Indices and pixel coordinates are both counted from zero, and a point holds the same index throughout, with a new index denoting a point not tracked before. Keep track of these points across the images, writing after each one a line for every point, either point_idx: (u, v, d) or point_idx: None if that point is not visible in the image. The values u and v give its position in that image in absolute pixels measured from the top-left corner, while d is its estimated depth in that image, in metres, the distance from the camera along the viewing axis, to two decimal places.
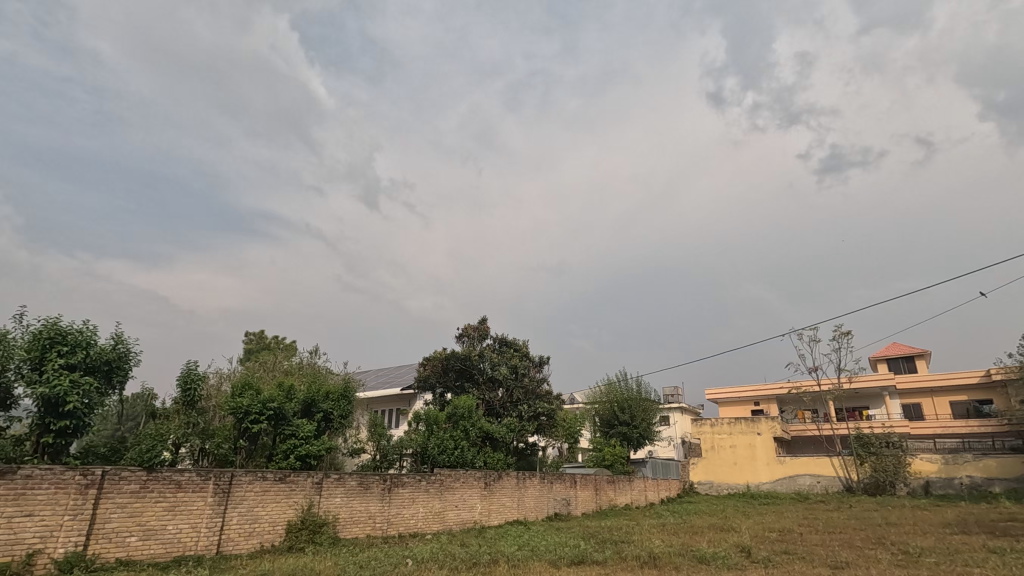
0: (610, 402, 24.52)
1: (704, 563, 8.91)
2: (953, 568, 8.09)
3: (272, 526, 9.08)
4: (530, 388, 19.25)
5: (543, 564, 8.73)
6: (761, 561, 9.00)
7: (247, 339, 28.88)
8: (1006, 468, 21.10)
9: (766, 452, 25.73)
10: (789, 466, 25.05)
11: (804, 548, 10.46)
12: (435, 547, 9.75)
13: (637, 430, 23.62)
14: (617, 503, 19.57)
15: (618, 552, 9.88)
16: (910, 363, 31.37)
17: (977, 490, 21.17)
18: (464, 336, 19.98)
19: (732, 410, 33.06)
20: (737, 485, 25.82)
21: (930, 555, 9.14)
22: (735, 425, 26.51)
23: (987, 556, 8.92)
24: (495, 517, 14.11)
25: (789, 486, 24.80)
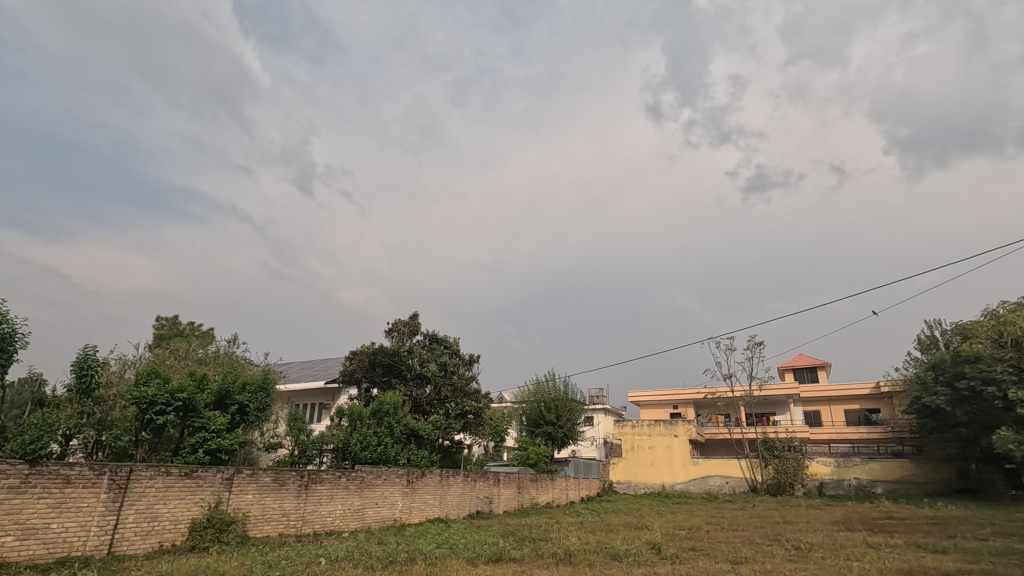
0: (537, 401, 24.87)
1: (615, 560, 9.23)
2: (837, 562, 8.82)
3: (174, 525, 8.53)
4: (458, 386, 19.19)
5: (460, 561, 8.73)
6: (669, 557, 9.47)
7: (159, 325, 26.98)
8: (888, 471, 23.35)
9: (681, 453, 26.99)
10: (701, 467, 26.44)
11: (708, 544, 11.11)
12: (350, 546, 9.51)
13: (562, 430, 24.12)
14: (539, 501, 19.91)
15: (535, 550, 10.04)
16: (813, 373, 33.92)
17: (862, 490, 23.28)
18: (394, 330, 19.64)
19: (652, 412, 34.47)
20: (653, 484, 26.97)
21: (818, 551, 9.95)
22: (655, 427, 27.61)
23: (866, 551, 9.82)
24: (416, 514, 13.96)
25: (700, 486, 26.20)
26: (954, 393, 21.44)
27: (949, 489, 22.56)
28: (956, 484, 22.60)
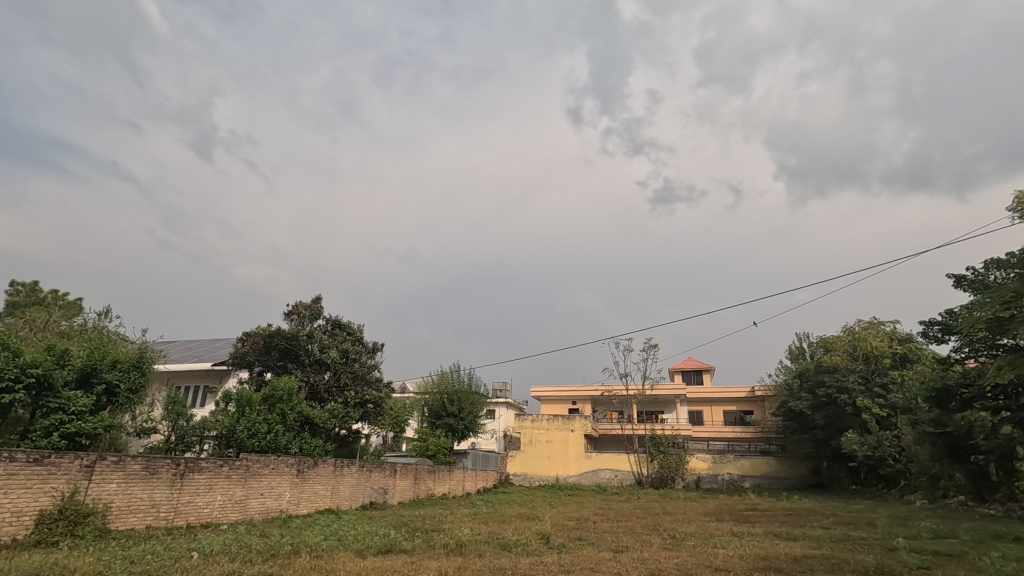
0: (440, 393, 24.74)
1: (506, 550, 9.43)
2: (705, 550, 9.60)
3: (16, 518, 7.55)
4: (359, 373, 18.59)
5: (348, 553, 8.49)
6: (556, 547, 9.85)
7: (13, 290, 23.70)
8: (755, 467, 25.78)
9: (576, 447, 28.08)
10: (594, 461, 27.69)
11: (594, 534, 11.67)
12: (228, 539, 8.91)
13: (463, 422, 24.18)
14: (435, 492, 19.82)
15: (427, 541, 9.99)
16: (699, 376, 36.65)
17: (733, 484, 25.53)
18: (293, 313, 18.65)
19: (552, 407, 35.55)
20: (547, 477, 27.84)
21: (690, 539, 10.80)
22: (553, 421, 28.51)
23: (731, 539, 10.77)
24: (304, 505, 13.39)
25: (591, 479, 27.43)
26: (814, 399, 23.81)
27: (804, 483, 25.33)
28: (810, 479, 25.44)
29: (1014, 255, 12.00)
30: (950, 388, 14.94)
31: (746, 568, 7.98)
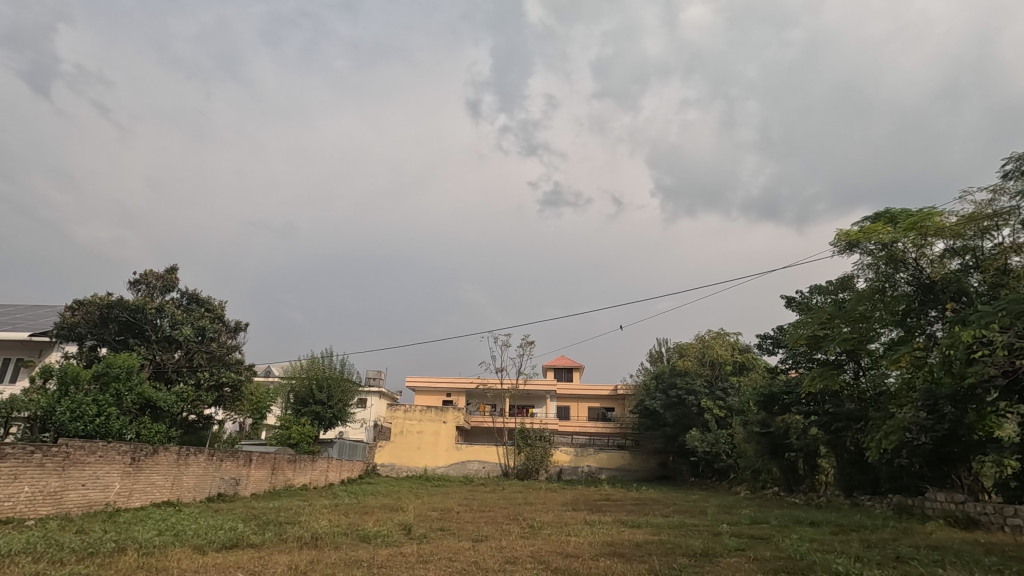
0: (308, 379, 23.48)
1: (364, 542, 9.22)
2: (558, 537, 10.17)
3: None
4: (216, 354, 17.01)
5: (185, 549, 7.77)
6: (417, 537, 9.82)
7: None
8: (612, 460, 27.76)
9: (447, 439, 28.19)
10: (463, 453, 28.00)
11: (455, 524, 11.84)
12: (34, 536, 7.71)
13: (331, 411, 23.15)
14: (294, 483, 18.75)
15: (279, 534, 9.43)
16: (569, 373, 38.58)
17: (590, 476, 27.28)
18: (141, 283, 16.60)
19: (426, 398, 35.40)
20: (416, 468, 27.64)
21: (546, 528, 11.38)
22: (426, 412, 28.34)
23: (583, 527, 11.52)
24: (137, 498, 11.95)
25: (459, 470, 27.73)
26: (667, 399, 26.17)
27: (651, 475, 27.81)
28: (657, 471, 27.98)
29: (832, 283, 14.18)
30: (775, 394, 17.37)
31: (593, 554, 8.55)
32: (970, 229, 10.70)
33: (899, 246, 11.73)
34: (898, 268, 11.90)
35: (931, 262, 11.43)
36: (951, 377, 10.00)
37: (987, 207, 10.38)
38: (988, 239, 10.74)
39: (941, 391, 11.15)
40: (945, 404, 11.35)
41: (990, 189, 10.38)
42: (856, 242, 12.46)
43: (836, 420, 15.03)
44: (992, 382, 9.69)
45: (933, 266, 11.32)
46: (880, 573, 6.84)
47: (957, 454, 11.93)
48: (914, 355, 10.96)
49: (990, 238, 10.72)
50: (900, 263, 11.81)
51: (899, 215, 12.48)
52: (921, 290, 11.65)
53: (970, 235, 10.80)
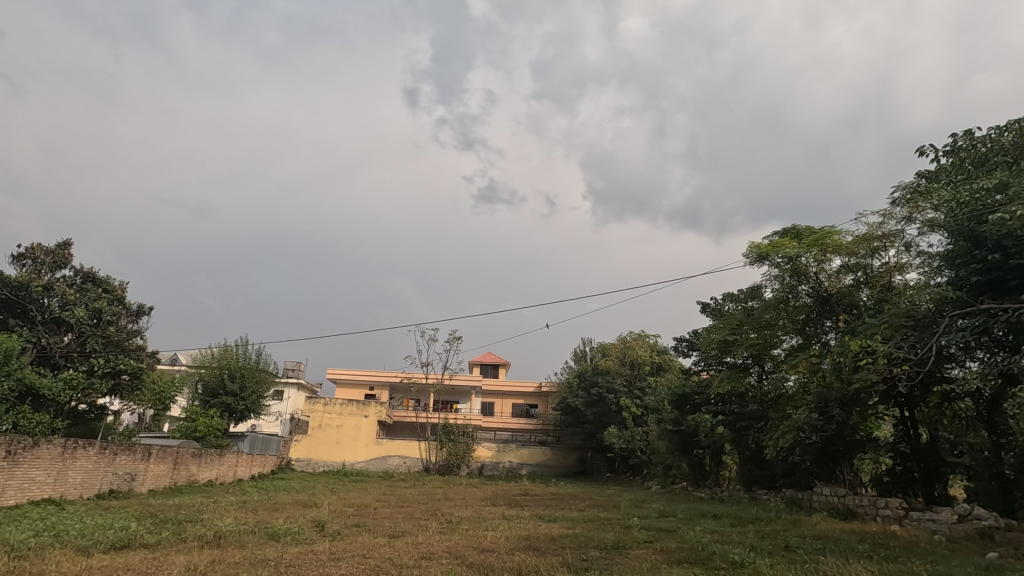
0: (219, 369, 22.12)
1: (272, 540, 8.81)
2: (477, 532, 10.20)
3: None
4: (114, 339, 15.63)
5: (67, 552, 7.09)
6: (330, 534, 9.51)
7: None
8: (533, 456, 28.24)
9: (368, 433, 27.52)
10: (384, 448, 27.46)
11: (371, 520, 11.58)
12: None
13: (243, 402, 21.94)
14: (198, 479, 17.60)
15: (178, 533, 8.82)
16: (496, 369, 38.79)
17: (511, 471, 27.62)
18: (26, 257, 14.93)
19: (347, 392, 34.41)
20: (333, 463, 26.78)
21: (464, 523, 11.38)
22: (346, 406, 27.52)
23: (501, 522, 11.62)
24: (10, 496, 10.76)
25: (379, 465, 27.17)
26: (588, 397, 26.97)
27: (570, 471, 28.57)
28: (575, 467, 28.77)
29: (743, 291, 15.14)
30: (687, 394, 18.36)
31: (509, 548, 8.65)
32: (863, 247, 11.77)
33: (802, 260, 12.70)
34: (801, 280, 12.87)
35: (829, 276, 12.48)
36: (841, 382, 10.97)
37: (878, 229, 11.50)
38: (877, 258, 11.87)
39: (831, 394, 12.25)
40: (833, 406, 12.45)
41: (881, 213, 11.47)
42: (766, 255, 13.37)
43: (740, 419, 16.15)
44: (873, 387, 10.72)
45: (831, 280, 12.36)
46: (771, 561, 7.38)
47: (841, 452, 13.12)
48: (810, 361, 11.94)
49: (878, 256, 11.85)
50: (802, 276, 12.78)
51: (804, 232, 13.52)
52: (819, 302, 12.69)
53: (862, 254, 11.92)
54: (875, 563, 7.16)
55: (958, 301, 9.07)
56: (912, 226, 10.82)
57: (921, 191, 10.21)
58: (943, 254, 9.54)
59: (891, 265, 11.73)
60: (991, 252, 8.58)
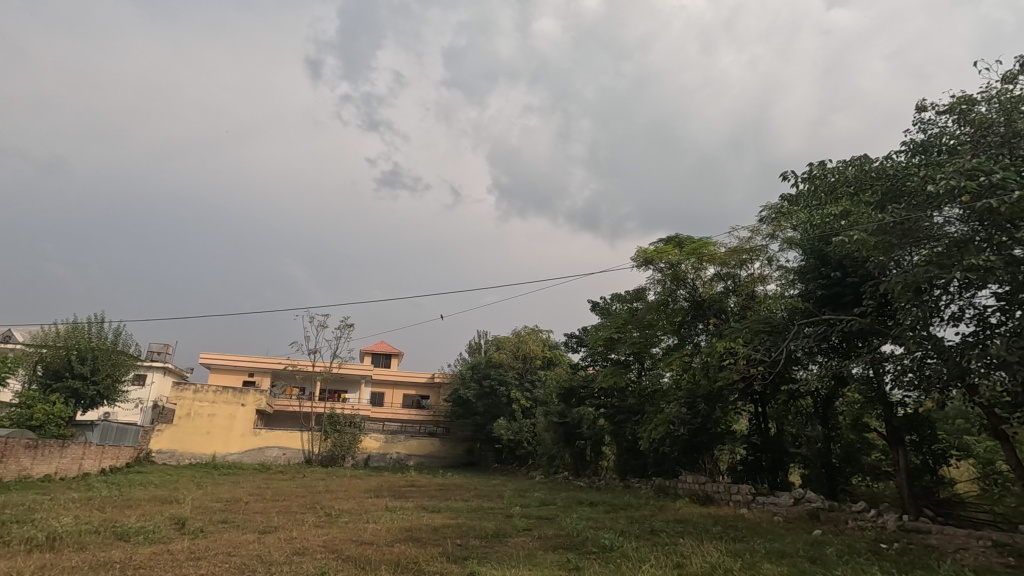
0: (66, 349, 19.44)
1: (120, 540, 7.93)
2: (356, 525, 9.94)
3: None
4: None
5: None
6: (192, 532, 8.77)
7: None
8: (421, 447, 28.04)
9: (243, 423, 25.70)
10: (261, 439, 25.80)
11: (241, 516, 10.81)
12: None
13: (95, 388, 19.49)
14: (32, 474, 15.38)
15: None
16: (388, 359, 37.90)
17: (398, 463, 27.20)
18: None
19: (223, 378, 31.89)
20: (202, 455, 24.68)
21: (344, 516, 11.02)
22: (220, 394, 25.46)
23: (383, 514, 11.40)
24: None
25: (254, 457, 25.50)
26: (479, 389, 27.31)
27: (457, 462, 28.76)
28: (463, 458, 29.01)
29: (629, 292, 16.05)
30: (574, 388, 19.25)
31: (389, 541, 8.49)
32: (734, 259, 12.98)
33: (682, 267, 13.69)
34: (679, 286, 13.88)
35: (704, 283, 13.58)
36: (707, 380, 12.01)
37: (747, 243, 12.76)
38: (744, 269, 13.14)
39: (699, 391, 13.42)
40: (700, 401, 13.62)
41: (750, 229, 12.70)
42: (651, 260, 14.25)
43: (620, 412, 17.28)
44: (734, 385, 11.84)
45: (705, 286, 13.47)
46: (636, 544, 7.94)
47: (705, 443, 14.39)
48: (683, 359, 12.95)
49: (745, 267, 13.13)
50: (681, 281, 13.77)
51: (685, 241, 14.62)
52: (694, 306, 13.79)
53: (732, 265, 13.14)
54: (724, 543, 7.94)
55: (806, 311, 10.29)
56: (774, 242, 12.11)
57: (784, 212, 11.44)
58: (797, 269, 10.77)
59: (755, 276, 13.07)
60: (834, 270, 9.85)
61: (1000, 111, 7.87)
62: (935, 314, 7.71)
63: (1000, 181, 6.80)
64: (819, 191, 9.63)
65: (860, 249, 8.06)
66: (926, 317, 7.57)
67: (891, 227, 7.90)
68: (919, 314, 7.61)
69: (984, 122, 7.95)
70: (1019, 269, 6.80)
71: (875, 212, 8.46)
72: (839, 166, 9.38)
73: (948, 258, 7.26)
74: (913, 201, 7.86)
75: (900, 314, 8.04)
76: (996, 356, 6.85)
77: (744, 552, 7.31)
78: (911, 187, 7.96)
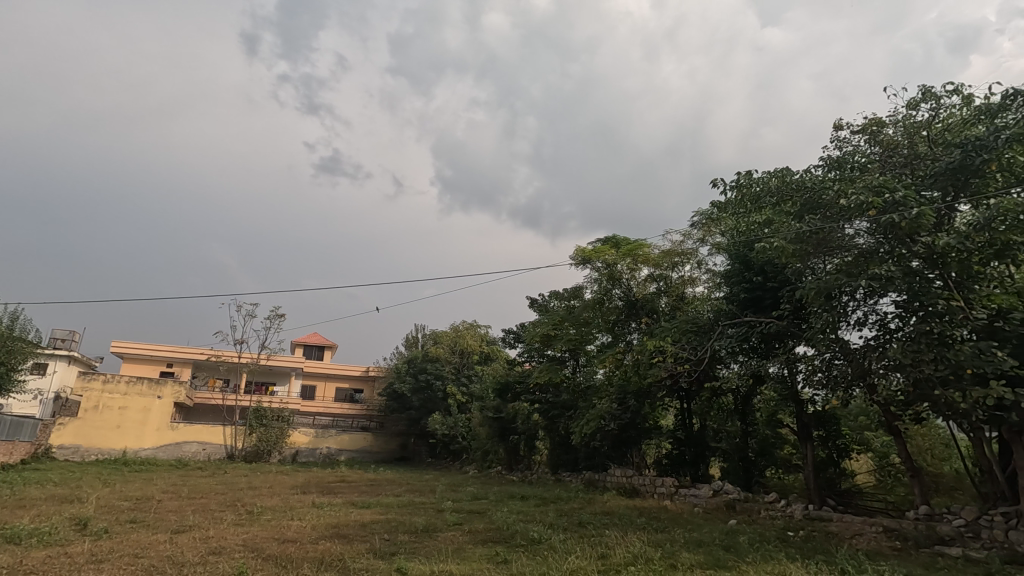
0: None
1: (9, 544, 7.23)
2: (280, 522, 9.60)
3: None
4: None
5: None
6: (95, 533, 8.13)
7: None
8: (353, 442, 27.44)
9: (159, 417, 24.18)
10: (179, 433, 24.38)
11: (152, 515, 10.14)
12: None
13: None
14: None
15: None
16: (320, 351, 36.70)
17: (328, 458, 26.49)
18: None
19: (137, 368, 29.81)
20: (111, 451, 22.96)
21: (266, 513, 10.58)
22: (133, 385, 23.79)
23: (310, 511, 11.07)
24: None
25: (170, 453, 24.06)
26: (415, 383, 27.02)
27: (390, 457, 28.37)
28: (396, 453, 28.64)
29: (567, 290, 16.34)
30: (509, 383, 19.39)
31: (314, 538, 8.22)
32: (666, 261, 13.48)
33: (618, 267, 14.06)
34: (615, 285, 14.25)
35: (638, 283, 14.02)
36: (637, 377, 12.43)
37: (679, 246, 13.30)
38: (675, 271, 13.68)
39: (629, 388, 13.90)
40: (631, 397, 14.11)
41: (682, 233, 13.23)
42: (589, 259, 14.53)
43: (554, 407, 17.57)
44: (662, 382, 12.33)
45: (638, 287, 13.92)
46: (563, 536, 8.13)
47: (633, 437, 14.91)
48: (616, 356, 13.35)
49: (677, 270, 13.67)
50: (616, 281, 14.15)
51: (621, 242, 15.03)
52: (628, 306, 14.22)
53: (665, 266, 13.62)
54: (647, 533, 8.28)
55: (729, 313, 10.84)
56: (703, 246, 12.69)
57: (714, 218, 12.00)
58: (723, 273, 11.32)
59: (685, 278, 13.63)
60: (756, 275, 10.43)
61: (904, 134, 8.61)
62: (843, 319, 8.30)
63: (902, 198, 7.43)
64: (745, 200, 10.15)
65: (779, 255, 8.59)
66: (834, 321, 8.16)
67: (808, 236, 8.47)
68: (828, 319, 8.19)
69: (891, 144, 8.67)
70: (914, 279, 7.44)
71: (795, 222, 9.02)
72: (764, 177, 9.92)
73: (856, 267, 7.83)
74: (827, 214, 8.45)
75: (812, 317, 8.62)
76: (893, 358, 7.46)
77: (665, 542, 7.64)
78: (826, 200, 8.55)
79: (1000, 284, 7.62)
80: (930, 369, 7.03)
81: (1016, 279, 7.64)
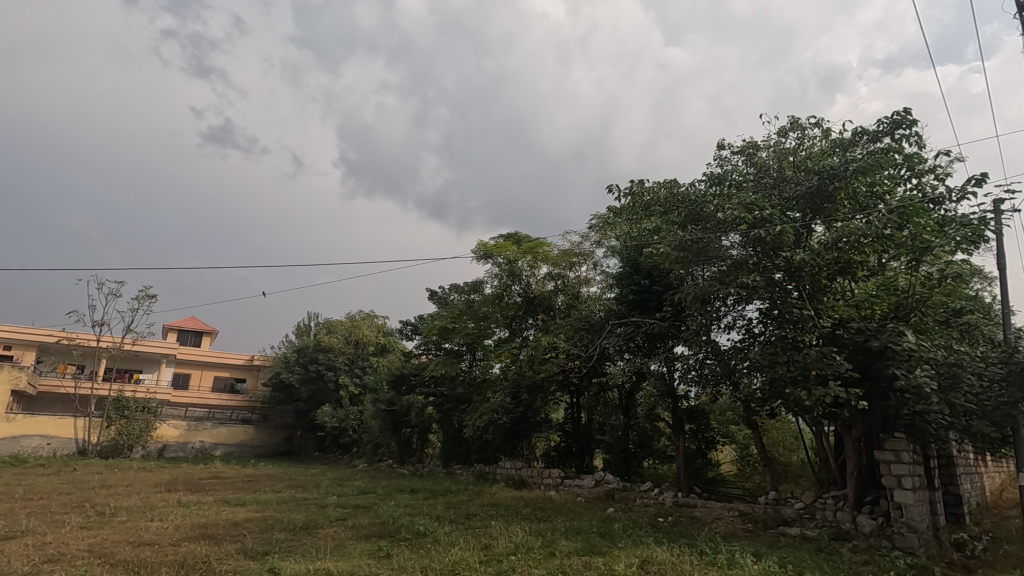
0: None
1: None
2: (137, 523, 8.72)
3: None
4: None
5: None
6: None
7: None
8: (230, 436, 25.60)
9: None
10: (16, 425, 21.20)
11: None
12: None
13: None
14: None
15: None
16: (198, 338, 33.76)
17: (201, 453, 24.49)
18: None
19: None
20: None
21: (121, 514, 9.53)
22: None
23: (174, 510, 10.14)
24: None
25: (4, 448, 20.84)
26: (305, 373, 25.79)
27: (272, 451, 26.86)
28: (280, 447, 27.19)
29: (468, 284, 16.37)
30: (404, 375, 19.06)
31: (177, 540, 7.55)
32: (564, 261, 13.94)
33: (519, 263, 14.27)
34: (514, 281, 14.44)
35: (536, 281, 14.34)
36: (531, 371, 12.74)
37: (576, 246, 13.79)
38: (572, 271, 14.17)
39: (523, 382, 14.23)
40: (523, 391, 14.49)
41: (580, 235, 13.74)
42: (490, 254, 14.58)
43: (449, 401, 17.60)
44: (554, 376, 12.76)
45: (537, 284, 14.25)
46: (448, 529, 8.17)
47: (523, 431, 15.32)
48: (512, 351, 13.60)
49: (573, 270, 14.18)
50: (516, 277, 14.34)
51: (523, 239, 15.29)
52: (526, 303, 14.55)
53: (563, 266, 14.07)
54: (531, 523, 8.54)
55: (618, 312, 11.40)
56: (598, 248, 13.28)
57: (609, 222, 12.60)
58: (615, 275, 11.91)
59: (581, 278, 14.16)
60: (644, 278, 11.11)
61: (774, 157, 9.54)
62: (715, 322, 9.07)
63: (769, 215, 8.23)
64: (637, 207, 10.73)
65: (664, 260, 9.19)
66: (707, 324, 8.90)
67: (689, 245, 9.15)
68: (702, 322, 8.92)
69: (763, 165, 9.56)
70: (775, 289, 8.30)
71: (679, 230, 9.70)
72: (654, 186, 10.58)
73: (728, 276, 8.58)
74: (707, 225, 9.18)
75: (689, 320, 9.34)
76: (754, 359, 8.28)
77: (547, 531, 7.94)
78: (707, 213, 9.29)
79: (843, 297, 8.74)
80: (783, 370, 7.89)
81: (855, 293, 8.78)
